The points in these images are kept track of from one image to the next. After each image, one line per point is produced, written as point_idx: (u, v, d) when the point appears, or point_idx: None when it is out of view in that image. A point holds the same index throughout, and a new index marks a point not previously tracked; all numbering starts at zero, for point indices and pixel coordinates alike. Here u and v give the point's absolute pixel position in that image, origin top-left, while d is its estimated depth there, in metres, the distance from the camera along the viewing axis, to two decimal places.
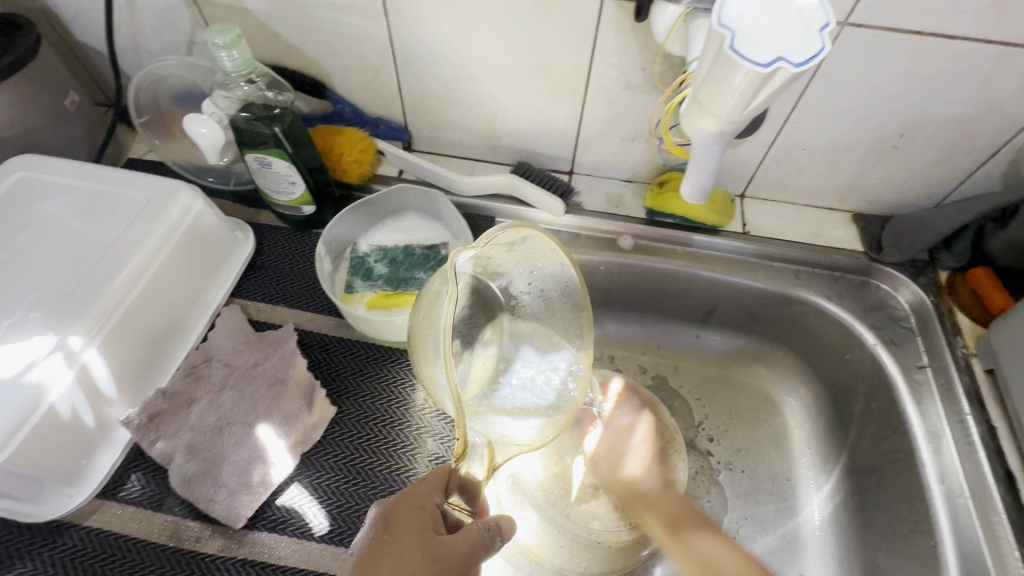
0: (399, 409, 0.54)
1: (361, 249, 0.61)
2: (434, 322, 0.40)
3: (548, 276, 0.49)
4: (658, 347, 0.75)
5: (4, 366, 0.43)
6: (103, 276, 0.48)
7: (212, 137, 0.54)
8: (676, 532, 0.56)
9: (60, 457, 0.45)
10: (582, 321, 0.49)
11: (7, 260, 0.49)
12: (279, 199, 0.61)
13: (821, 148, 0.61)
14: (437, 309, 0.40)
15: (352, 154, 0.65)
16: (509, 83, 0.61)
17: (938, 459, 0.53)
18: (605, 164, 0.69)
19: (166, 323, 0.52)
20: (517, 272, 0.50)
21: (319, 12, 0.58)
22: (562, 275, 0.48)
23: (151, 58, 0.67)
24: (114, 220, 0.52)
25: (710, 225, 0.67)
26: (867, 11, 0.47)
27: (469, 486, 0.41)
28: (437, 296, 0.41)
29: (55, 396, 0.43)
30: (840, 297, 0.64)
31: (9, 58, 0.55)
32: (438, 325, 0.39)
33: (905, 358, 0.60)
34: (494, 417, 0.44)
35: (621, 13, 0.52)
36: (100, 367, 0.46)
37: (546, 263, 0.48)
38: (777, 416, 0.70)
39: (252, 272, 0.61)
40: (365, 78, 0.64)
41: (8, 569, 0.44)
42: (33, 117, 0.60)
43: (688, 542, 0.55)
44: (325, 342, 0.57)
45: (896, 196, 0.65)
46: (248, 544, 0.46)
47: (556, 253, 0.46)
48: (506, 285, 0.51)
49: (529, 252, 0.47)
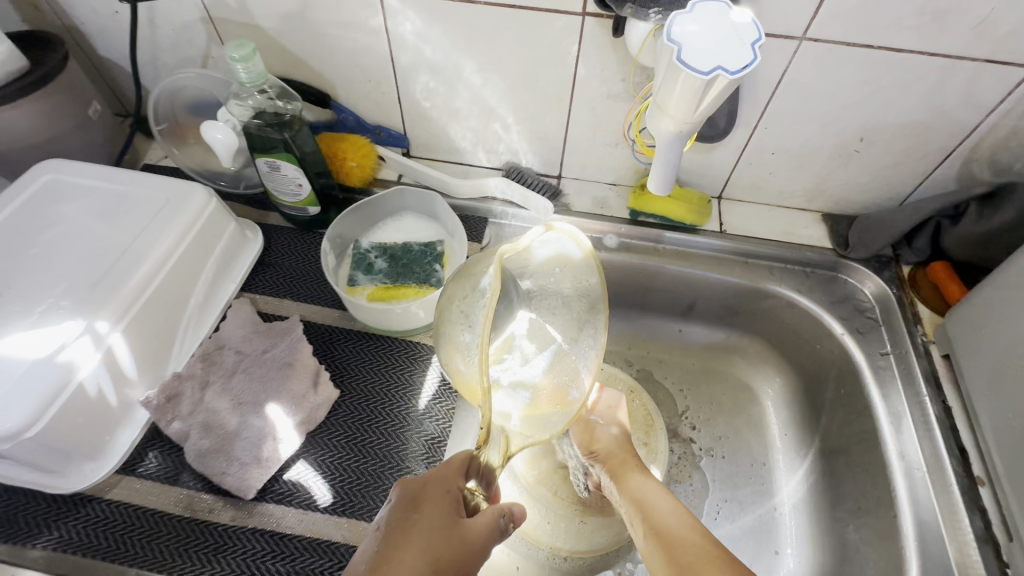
0: (399, 392, 0.58)
1: (363, 246, 0.65)
2: (468, 309, 0.39)
3: (570, 270, 0.45)
4: (643, 341, 0.80)
5: (38, 347, 0.46)
6: (127, 267, 0.52)
7: (226, 142, 0.58)
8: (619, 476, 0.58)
9: (86, 432, 0.48)
10: (597, 320, 0.44)
11: (38, 254, 0.54)
12: (287, 200, 0.66)
13: (789, 152, 0.66)
14: (473, 297, 0.39)
15: (355, 159, 0.70)
16: (500, 93, 0.66)
17: (899, 437, 0.57)
18: (591, 168, 0.74)
19: (182, 313, 0.57)
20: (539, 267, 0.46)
21: (325, 29, 0.63)
22: (584, 274, 0.45)
23: (167, 71, 0.72)
24: (137, 217, 0.56)
25: (689, 224, 0.71)
26: (822, 27, 0.53)
27: (487, 472, 0.44)
28: (466, 284, 0.40)
29: (84, 375, 0.47)
30: (811, 291, 0.69)
31: (41, 70, 0.60)
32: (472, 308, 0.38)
33: (870, 346, 0.64)
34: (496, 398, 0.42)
35: (601, 28, 0.57)
36: (124, 350, 0.50)
37: (573, 255, 0.44)
38: (755, 405, 0.74)
39: (261, 268, 0.66)
40: (367, 89, 0.69)
41: (36, 536, 0.48)
42: (59, 125, 0.65)
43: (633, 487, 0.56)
44: (330, 332, 0.61)
45: (860, 197, 0.69)
46: (258, 514, 0.50)
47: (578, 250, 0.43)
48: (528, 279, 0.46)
49: (558, 244, 0.44)
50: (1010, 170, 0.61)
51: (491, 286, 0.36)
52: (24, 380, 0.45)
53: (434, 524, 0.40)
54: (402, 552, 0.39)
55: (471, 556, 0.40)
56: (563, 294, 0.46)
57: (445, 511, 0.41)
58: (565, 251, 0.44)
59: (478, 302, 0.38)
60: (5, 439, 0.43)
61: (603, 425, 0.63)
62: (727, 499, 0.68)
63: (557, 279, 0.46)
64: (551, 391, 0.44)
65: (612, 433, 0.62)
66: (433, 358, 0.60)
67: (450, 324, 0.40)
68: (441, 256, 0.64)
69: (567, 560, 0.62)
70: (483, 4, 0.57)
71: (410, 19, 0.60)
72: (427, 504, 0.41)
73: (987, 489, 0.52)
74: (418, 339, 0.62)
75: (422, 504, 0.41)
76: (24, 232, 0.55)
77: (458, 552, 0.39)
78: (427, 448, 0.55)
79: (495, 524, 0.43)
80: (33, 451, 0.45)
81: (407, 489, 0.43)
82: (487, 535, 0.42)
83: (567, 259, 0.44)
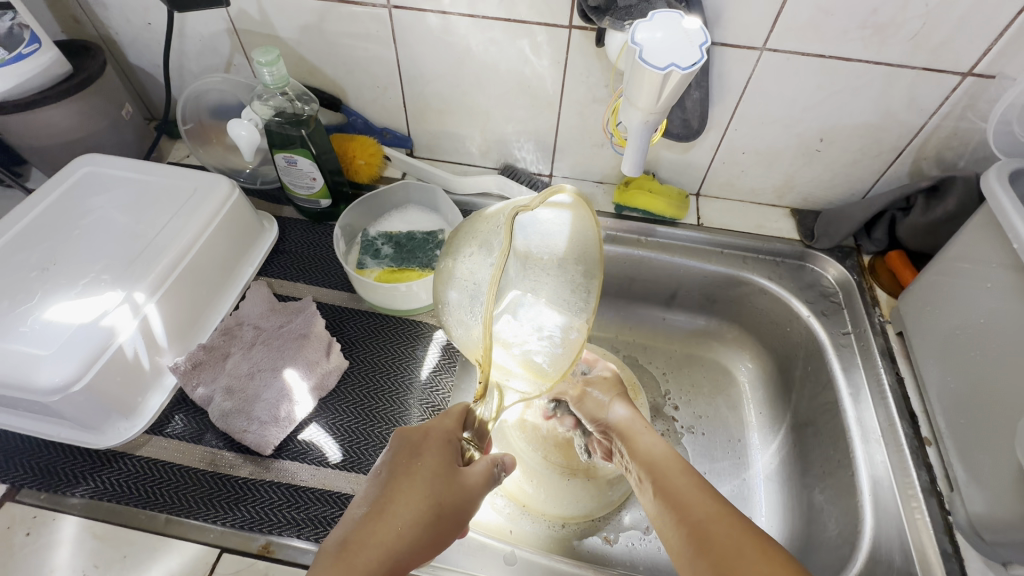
0: (403, 364, 0.64)
1: (371, 234, 0.71)
2: (475, 267, 0.40)
3: (572, 235, 0.49)
4: (629, 328, 0.86)
5: (82, 314, 0.52)
6: (161, 246, 0.58)
7: (250, 139, 0.64)
8: (626, 434, 0.60)
9: (122, 392, 0.54)
10: (590, 290, 0.50)
11: (79, 235, 0.59)
12: (300, 193, 0.72)
13: (758, 151, 0.73)
14: (479, 255, 0.40)
15: (363, 157, 0.76)
16: (497, 98, 0.73)
17: (857, 405, 0.63)
18: (579, 168, 0.81)
19: (206, 290, 0.62)
20: (546, 228, 0.48)
21: (339, 40, 0.70)
22: (585, 241, 0.48)
23: (193, 77, 0.79)
24: (167, 204, 0.62)
25: (669, 218, 0.78)
26: (779, 39, 0.60)
27: (480, 424, 0.50)
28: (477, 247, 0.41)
29: (124, 339, 0.52)
30: (780, 276, 0.75)
31: (83, 73, 0.67)
32: (480, 268, 0.39)
33: (834, 326, 0.70)
34: (501, 358, 0.45)
35: (586, 40, 0.64)
36: (158, 319, 0.56)
37: (572, 217, 0.47)
38: (732, 386, 0.80)
39: (276, 255, 0.72)
40: (375, 94, 0.76)
41: (73, 486, 0.52)
42: (95, 123, 0.71)
43: (633, 443, 0.59)
44: (340, 311, 0.67)
45: (824, 193, 0.76)
46: (275, 469, 0.55)
47: (581, 215, 0.47)
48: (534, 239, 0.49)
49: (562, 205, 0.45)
50: (954, 167, 0.68)
51: (500, 247, 0.38)
52: (72, 340, 0.50)
53: (435, 470, 0.44)
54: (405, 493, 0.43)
55: (468, 501, 0.44)
56: (559, 258, 0.50)
57: (444, 457, 0.45)
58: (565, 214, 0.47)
59: (485, 260, 0.39)
60: (55, 391, 0.48)
61: (608, 395, 0.66)
62: (707, 471, 0.73)
63: (560, 239, 0.49)
64: (544, 349, 0.48)
65: (619, 402, 0.64)
66: (435, 335, 0.66)
67: (455, 280, 0.42)
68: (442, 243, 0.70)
69: (563, 526, 0.67)
70: (482, 17, 0.64)
71: (416, 31, 0.67)
72: (427, 451, 0.45)
73: (933, 447, 0.58)
74: (421, 318, 0.68)
75: (422, 452, 0.45)
76: (65, 217, 0.61)
77: (457, 498, 0.44)
78: (430, 414, 0.60)
79: (489, 469, 0.47)
80: (77, 405, 0.50)
81: (407, 437, 0.46)
82: (483, 478, 0.46)
83: (566, 223, 0.48)
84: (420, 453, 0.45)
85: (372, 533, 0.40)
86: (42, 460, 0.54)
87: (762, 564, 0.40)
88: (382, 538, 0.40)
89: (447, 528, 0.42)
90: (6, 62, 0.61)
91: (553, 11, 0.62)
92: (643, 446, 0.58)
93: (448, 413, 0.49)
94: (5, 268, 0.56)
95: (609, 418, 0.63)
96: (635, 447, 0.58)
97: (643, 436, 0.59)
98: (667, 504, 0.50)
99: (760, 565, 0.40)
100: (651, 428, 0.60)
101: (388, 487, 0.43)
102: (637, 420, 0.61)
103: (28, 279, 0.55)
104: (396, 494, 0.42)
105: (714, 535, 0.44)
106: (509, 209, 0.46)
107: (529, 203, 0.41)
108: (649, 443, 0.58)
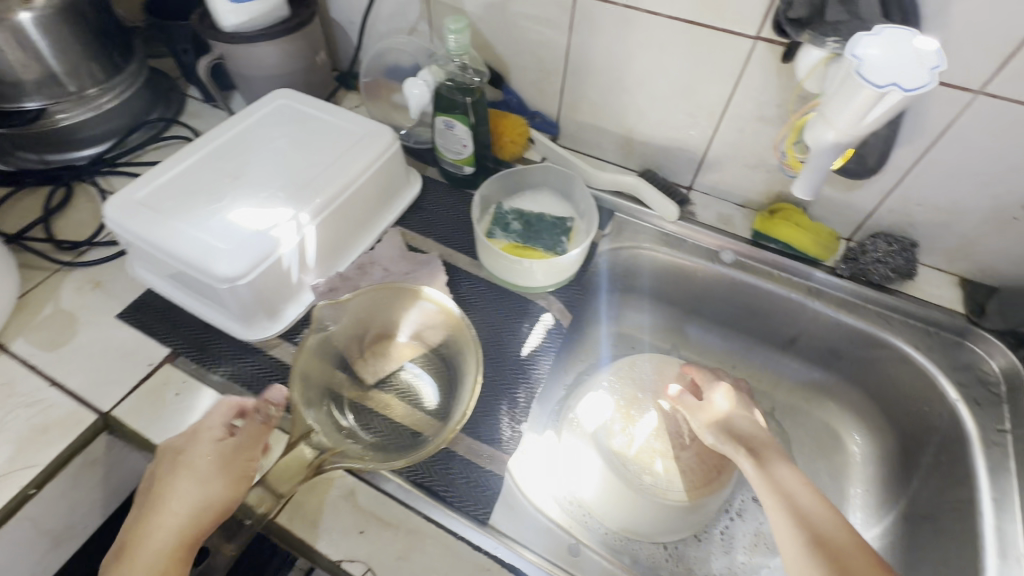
0: (510, 336, 0.66)
1: (503, 208, 0.74)
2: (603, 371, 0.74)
3: (457, 336, 0.58)
4: (736, 361, 0.82)
5: (258, 221, 0.59)
6: (330, 178, 0.64)
7: (421, 98, 0.71)
8: (754, 454, 0.56)
9: (272, 297, 0.61)
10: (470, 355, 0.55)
11: (264, 156, 0.67)
12: (449, 156, 0.77)
13: (938, 207, 0.65)
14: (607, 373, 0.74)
15: (509, 136, 0.79)
16: (656, 100, 0.72)
17: (1000, 513, 0.55)
18: (723, 186, 0.77)
19: (353, 227, 0.69)
20: (466, 371, 0.56)
21: (519, 21, 0.73)
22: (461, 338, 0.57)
23: (379, 37, 0.87)
24: (341, 144, 0.69)
25: (812, 257, 0.72)
26: (1003, 82, 0.53)
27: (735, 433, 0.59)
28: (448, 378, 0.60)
29: (285, 251, 0.59)
30: (770, 448, 0.57)
31: (298, 18, 0.76)
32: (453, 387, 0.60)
33: (988, 419, 0.61)
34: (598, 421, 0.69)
35: (771, 53, 0.61)
36: (313, 241, 0.62)
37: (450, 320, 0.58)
38: (840, 452, 0.74)
39: (414, 209, 0.77)
40: (537, 77, 0.79)
41: (216, 365, 0.60)
42: (295, 63, 0.81)
43: (767, 462, 0.55)
44: (460, 273, 0.71)
45: (1009, 268, 0.66)
46: (375, 398, 0.59)
47: (451, 318, 0.58)
48: (462, 378, 0.57)
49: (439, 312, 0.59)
50: None
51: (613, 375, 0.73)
52: (245, 242, 0.57)
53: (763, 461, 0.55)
54: (206, 485, 0.44)
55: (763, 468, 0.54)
56: (459, 357, 0.59)
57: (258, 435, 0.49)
58: (447, 321, 0.59)
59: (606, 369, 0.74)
60: (226, 280, 0.56)
61: (760, 434, 0.59)
62: None
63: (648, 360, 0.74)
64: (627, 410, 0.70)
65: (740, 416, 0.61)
66: (542, 316, 0.68)
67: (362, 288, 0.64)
68: (570, 231, 0.71)
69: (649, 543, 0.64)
70: (665, 16, 0.64)
71: (594, 21, 0.68)
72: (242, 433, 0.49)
73: None
74: (532, 297, 0.69)
75: (243, 446, 0.48)
76: (258, 138, 0.70)
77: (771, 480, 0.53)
78: (525, 393, 0.61)
79: (586, 539, 0.62)
80: (238, 298, 0.58)
81: (240, 404, 0.50)
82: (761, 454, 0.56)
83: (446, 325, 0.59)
84: (244, 439, 0.48)
85: (767, 486, 0.53)
86: (197, 336, 0.62)
87: (835, 523, 0.48)
88: (178, 528, 0.43)
89: (780, 494, 0.51)
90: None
91: (742, 19, 0.60)
92: (778, 458, 0.55)
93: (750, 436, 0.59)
94: (206, 172, 0.65)
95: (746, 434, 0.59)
96: (774, 453, 0.56)
97: (776, 456, 0.56)
98: (790, 500, 0.50)
99: (826, 514, 0.49)
100: (777, 453, 0.56)
101: (192, 478, 0.44)
102: (785, 461, 0.55)
103: (222, 184, 0.64)
104: (189, 484, 0.44)
105: (846, 557, 0.45)
106: (462, 353, 0.58)
107: (470, 360, 0.56)
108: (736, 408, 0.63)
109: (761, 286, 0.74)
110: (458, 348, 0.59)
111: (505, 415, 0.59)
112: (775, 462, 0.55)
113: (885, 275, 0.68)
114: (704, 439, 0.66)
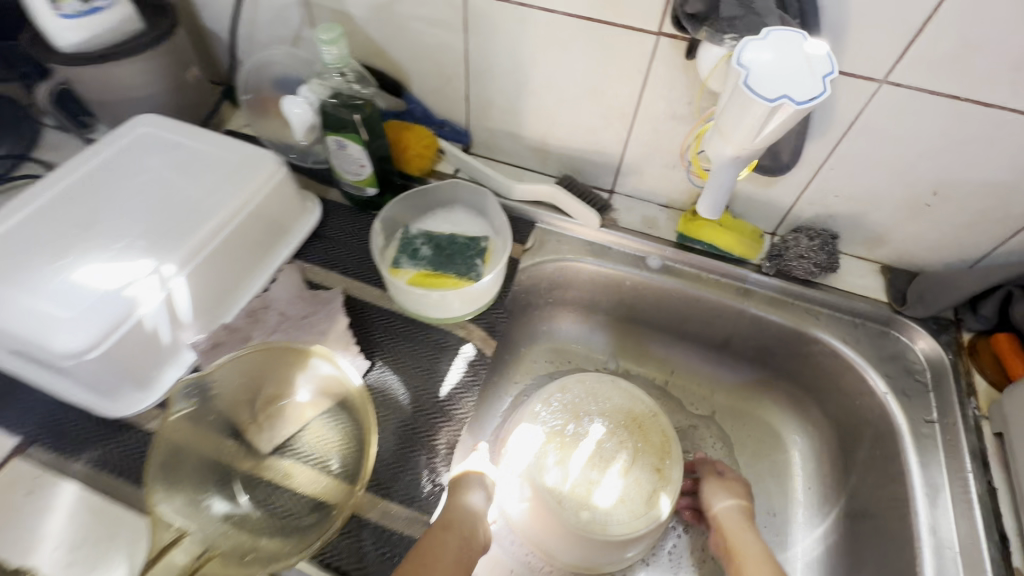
0: (427, 376, 0.60)
1: (411, 232, 0.67)
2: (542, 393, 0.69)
3: (357, 401, 0.53)
4: (673, 367, 0.80)
5: (111, 279, 0.51)
6: (200, 219, 0.56)
7: (303, 117, 0.63)
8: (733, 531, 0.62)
9: (140, 365, 0.53)
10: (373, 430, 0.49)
11: (122, 198, 0.58)
12: (347, 177, 0.69)
13: (855, 197, 0.63)
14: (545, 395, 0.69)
15: (415, 149, 0.72)
16: (566, 103, 0.67)
17: (932, 509, 0.55)
18: (644, 188, 0.74)
19: (238, 270, 0.61)
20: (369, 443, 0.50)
21: (409, 23, 0.66)
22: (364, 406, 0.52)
23: (262, 46, 0.77)
24: (215, 176, 0.60)
25: (736, 256, 0.69)
26: (905, 71, 0.51)
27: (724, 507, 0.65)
28: (344, 443, 0.53)
29: (146, 311, 0.51)
30: (749, 524, 0.63)
31: (154, 32, 0.66)
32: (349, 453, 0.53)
33: (916, 410, 0.61)
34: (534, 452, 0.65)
35: (675, 49, 0.57)
36: (184, 294, 0.54)
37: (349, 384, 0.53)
38: (780, 452, 0.73)
39: (314, 239, 0.69)
40: (439, 83, 0.72)
41: (78, 450, 0.52)
42: (160, 83, 0.71)
43: (743, 540, 0.61)
44: (368, 309, 0.64)
45: (925, 254, 0.66)
46: (272, 468, 0.53)
47: (351, 383, 0.52)
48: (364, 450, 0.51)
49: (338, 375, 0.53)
50: None
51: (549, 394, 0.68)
52: (94, 307, 0.49)
53: (739, 536, 0.61)
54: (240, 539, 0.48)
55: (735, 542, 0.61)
56: (359, 424, 0.53)
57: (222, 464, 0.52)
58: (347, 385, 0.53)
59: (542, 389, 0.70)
60: (69, 357, 0.47)
61: (744, 529, 0.62)
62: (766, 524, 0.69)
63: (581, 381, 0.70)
64: (564, 435, 0.66)
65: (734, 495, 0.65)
66: (462, 349, 0.62)
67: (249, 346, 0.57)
68: (485, 252, 0.65)
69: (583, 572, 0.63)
70: (563, 14, 0.58)
71: (489, 21, 0.62)
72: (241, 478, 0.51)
73: None
74: (449, 328, 0.63)
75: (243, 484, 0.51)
76: (115, 176, 0.60)
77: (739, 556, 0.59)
78: (447, 437, 0.56)
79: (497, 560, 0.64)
80: (94, 372, 0.49)
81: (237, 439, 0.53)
82: (740, 526, 0.62)
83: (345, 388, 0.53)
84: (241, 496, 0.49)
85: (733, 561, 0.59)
86: (54, 418, 0.53)
87: None
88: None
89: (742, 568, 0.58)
90: (81, 14, 0.61)
91: (643, 14, 0.55)
92: (754, 536, 0.61)
93: (736, 511, 0.64)
94: (47, 223, 0.55)
95: (730, 511, 0.64)
96: (750, 529, 0.62)
97: (755, 536, 0.61)
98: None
99: None
100: (753, 531, 0.62)
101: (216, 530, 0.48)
102: (756, 541, 0.60)
103: (67, 237, 0.54)
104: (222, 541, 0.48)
105: None
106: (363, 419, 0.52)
107: (371, 429, 0.51)
108: (731, 501, 0.64)
109: (690, 290, 0.71)
110: (358, 414, 0.53)
111: (424, 469, 0.54)
112: (750, 540, 0.61)
113: (808, 271, 0.66)
114: (642, 461, 0.65)
